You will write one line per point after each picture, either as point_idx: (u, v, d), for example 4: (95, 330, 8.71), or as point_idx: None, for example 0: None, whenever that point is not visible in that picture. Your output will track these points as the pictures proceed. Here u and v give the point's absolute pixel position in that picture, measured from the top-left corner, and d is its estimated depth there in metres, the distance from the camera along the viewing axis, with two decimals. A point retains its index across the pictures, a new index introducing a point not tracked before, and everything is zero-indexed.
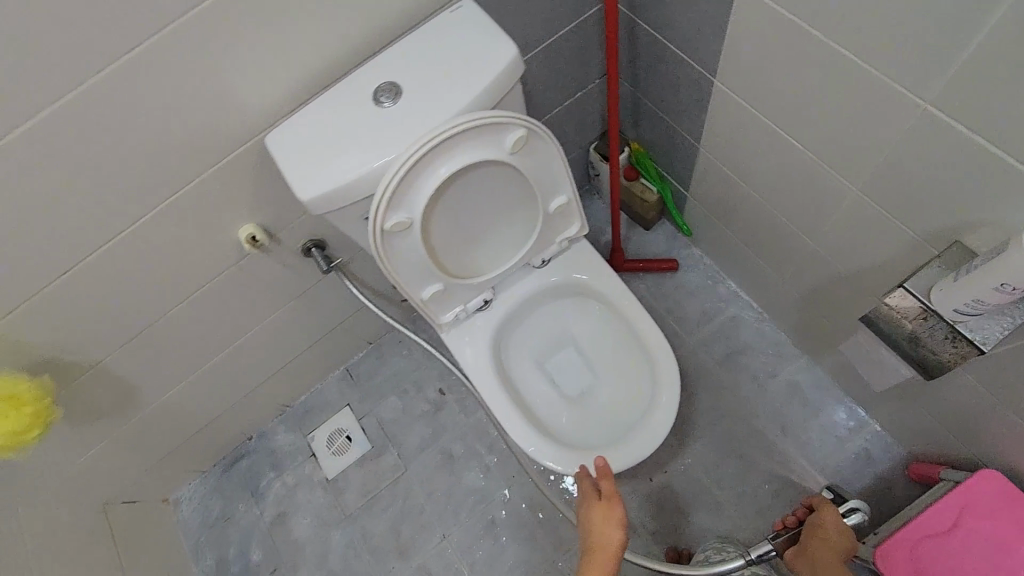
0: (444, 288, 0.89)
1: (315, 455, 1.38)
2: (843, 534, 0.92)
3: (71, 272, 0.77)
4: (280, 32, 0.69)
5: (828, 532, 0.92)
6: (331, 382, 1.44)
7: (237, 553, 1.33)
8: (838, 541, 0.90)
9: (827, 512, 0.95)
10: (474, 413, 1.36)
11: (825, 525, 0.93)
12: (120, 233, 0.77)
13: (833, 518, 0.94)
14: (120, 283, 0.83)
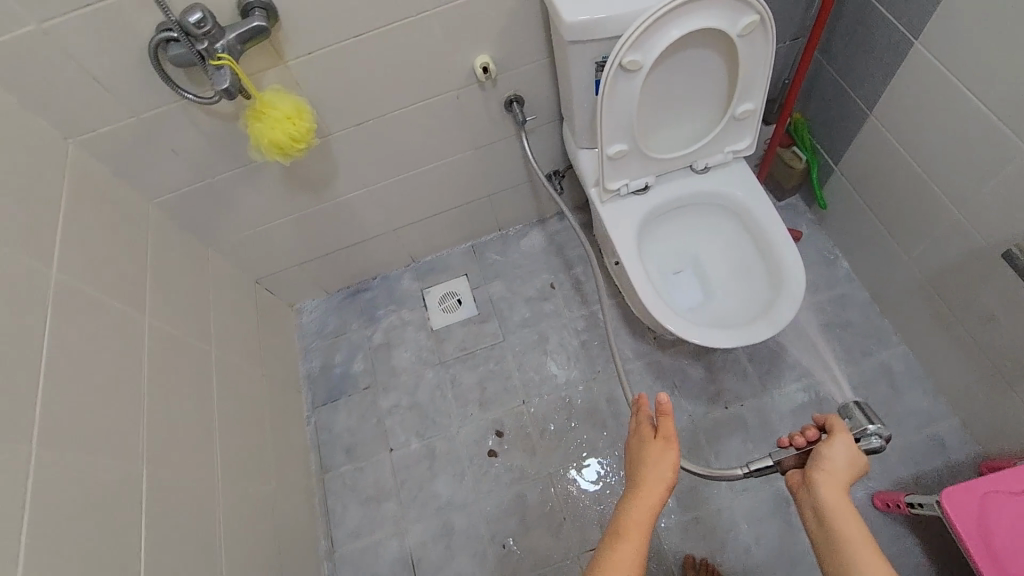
0: (628, 150, 1.05)
1: (427, 306, 1.56)
2: (851, 465, 0.77)
3: (360, 39, 0.96)
4: None
5: (835, 463, 0.77)
6: (457, 252, 1.62)
7: (341, 364, 1.52)
8: (846, 473, 0.77)
9: (845, 441, 0.79)
10: (577, 311, 1.49)
11: (838, 459, 0.77)
12: (405, 20, 0.96)
13: (848, 448, 0.78)
14: (382, 69, 1.03)
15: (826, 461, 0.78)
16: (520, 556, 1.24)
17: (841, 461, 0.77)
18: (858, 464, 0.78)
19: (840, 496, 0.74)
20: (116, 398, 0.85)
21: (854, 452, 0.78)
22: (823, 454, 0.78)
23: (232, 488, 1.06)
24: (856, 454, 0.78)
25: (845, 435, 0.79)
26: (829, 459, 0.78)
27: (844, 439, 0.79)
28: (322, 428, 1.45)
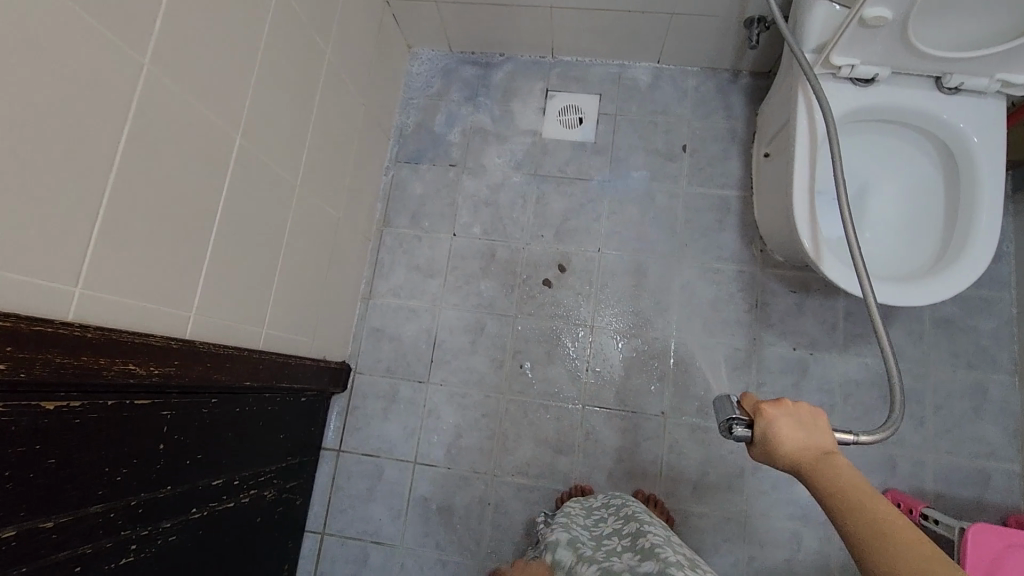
0: (889, 22, 0.83)
1: (545, 110, 1.41)
2: (798, 427, 0.65)
3: None
4: None
5: (783, 438, 0.65)
6: (601, 67, 1.42)
7: (436, 131, 1.43)
8: (805, 428, 0.66)
9: (766, 414, 0.67)
10: (695, 187, 1.33)
11: (784, 436, 0.65)
12: None
13: (784, 417, 0.66)
14: None
15: (772, 444, 0.66)
16: (532, 382, 1.27)
17: (789, 428, 0.65)
18: (802, 415, 0.66)
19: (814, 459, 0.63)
20: (233, 54, 0.78)
21: (786, 412, 0.66)
22: (768, 447, 0.66)
23: (305, 199, 1.04)
24: (786, 413, 0.66)
25: (764, 414, 0.67)
26: (773, 442, 0.66)
27: (766, 415, 0.67)
28: (396, 184, 1.41)
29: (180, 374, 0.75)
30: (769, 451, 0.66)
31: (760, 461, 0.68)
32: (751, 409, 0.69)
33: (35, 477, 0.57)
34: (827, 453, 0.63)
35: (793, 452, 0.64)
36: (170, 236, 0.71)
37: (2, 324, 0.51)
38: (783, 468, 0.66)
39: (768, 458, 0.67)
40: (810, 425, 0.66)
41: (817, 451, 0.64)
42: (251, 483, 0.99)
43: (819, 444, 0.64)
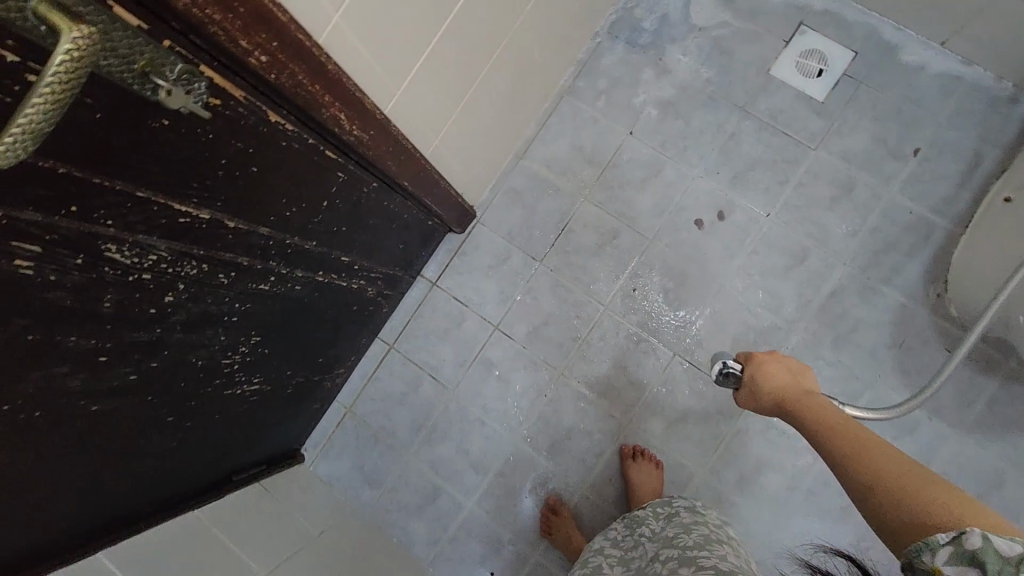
0: None
1: (788, 43, 1.23)
2: (783, 370, 0.78)
3: None
4: None
5: (770, 378, 0.78)
6: (877, 20, 1.21)
7: (663, 15, 1.28)
8: (791, 373, 0.78)
9: (757, 360, 0.81)
10: (906, 198, 1.18)
11: (770, 377, 0.78)
12: None
13: (769, 362, 0.80)
14: None
15: (757, 383, 0.79)
16: (636, 308, 1.24)
17: (777, 370, 0.78)
18: (787, 363, 0.79)
19: (792, 392, 0.75)
20: None
21: (771, 359, 0.80)
22: (759, 387, 0.78)
23: (524, 29, 0.97)
24: (772, 360, 0.79)
25: (756, 360, 0.81)
26: (757, 381, 0.79)
27: (755, 362, 0.80)
28: (597, 55, 1.30)
29: (368, 145, 0.75)
30: (756, 386, 0.79)
31: (750, 401, 0.80)
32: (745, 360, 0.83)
33: (238, 176, 0.59)
34: (806, 391, 0.75)
35: (777, 387, 0.77)
36: (421, 6, 0.67)
37: (280, 17, 0.50)
38: (770, 405, 0.78)
39: (758, 397, 0.79)
40: (792, 371, 0.78)
41: (799, 389, 0.75)
42: (363, 274, 1.03)
43: (801, 385, 0.76)
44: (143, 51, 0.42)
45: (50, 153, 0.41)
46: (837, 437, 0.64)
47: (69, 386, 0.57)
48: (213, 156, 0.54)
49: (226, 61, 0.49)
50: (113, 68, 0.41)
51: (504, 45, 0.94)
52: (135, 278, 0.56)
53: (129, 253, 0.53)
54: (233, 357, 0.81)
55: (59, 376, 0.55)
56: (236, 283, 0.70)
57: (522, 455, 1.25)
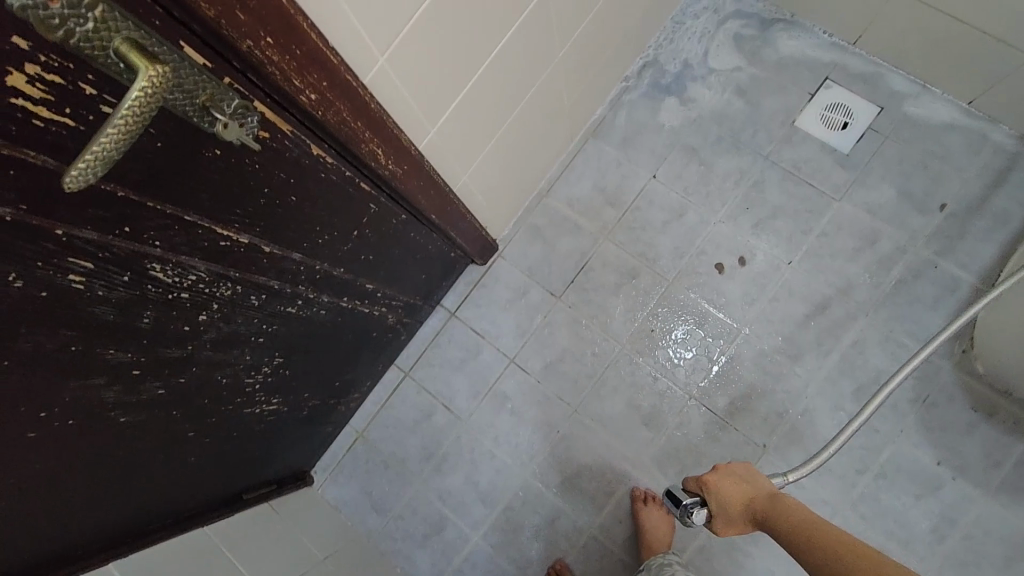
0: None
1: (814, 96, 1.26)
2: (735, 486, 0.81)
3: None
4: None
5: (730, 499, 0.81)
6: (903, 79, 1.23)
7: (691, 65, 1.32)
8: (745, 484, 0.82)
9: (709, 485, 0.83)
10: (931, 252, 1.17)
11: (728, 500, 0.81)
12: None
13: (721, 484, 0.82)
14: None
15: (722, 511, 0.81)
16: (653, 350, 1.24)
17: (731, 488, 0.81)
18: (733, 474, 0.83)
19: (760, 504, 0.79)
20: None
21: (721, 477, 0.83)
22: (727, 513, 0.81)
23: (557, 73, 1.01)
24: (721, 479, 0.82)
25: (709, 486, 0.83)
26: (723, 511, 0.81)
27: (710, 487, 0.83)
28: (623, 100, 1.33)
29: (401, 179, 0.78)
30: (725, 513, 0.81)
31: (725, 526, 0.82)
32: (696, 485, 0.85)
33: (278, 205, 0.62)
34: (765, 495, 0.79)
35: (743, 504, 0.80)
36: (461, 49, 0.71)
37: (331, 59, 0.53)
38: (743, 523, 0.81)
39: (730, 522, 0.81)
40: (742, 479, 0.82)
41: (761, 498, 0.79)
42: (386, 301, 1.05)
43: (760, 490, 0.81)
44: (206, 88, 0.45)
45: (113, 177, 0.44)
46: (827, 556, 0.68)
47: (102, 397, 0.59)
48: (257, 185, 0.57)
49: (279, 98, 0.53)
50: (179, 102, 0.44)
51: (537, 87, 0.97)
52: (174, 297, 0.58)
53: (170, 273, 0.56)
54: (255, 376, 0.82)
55: (94, 387, 0.57)
56: (265, 305, 0.73)
57: (531, 491, 1.24)
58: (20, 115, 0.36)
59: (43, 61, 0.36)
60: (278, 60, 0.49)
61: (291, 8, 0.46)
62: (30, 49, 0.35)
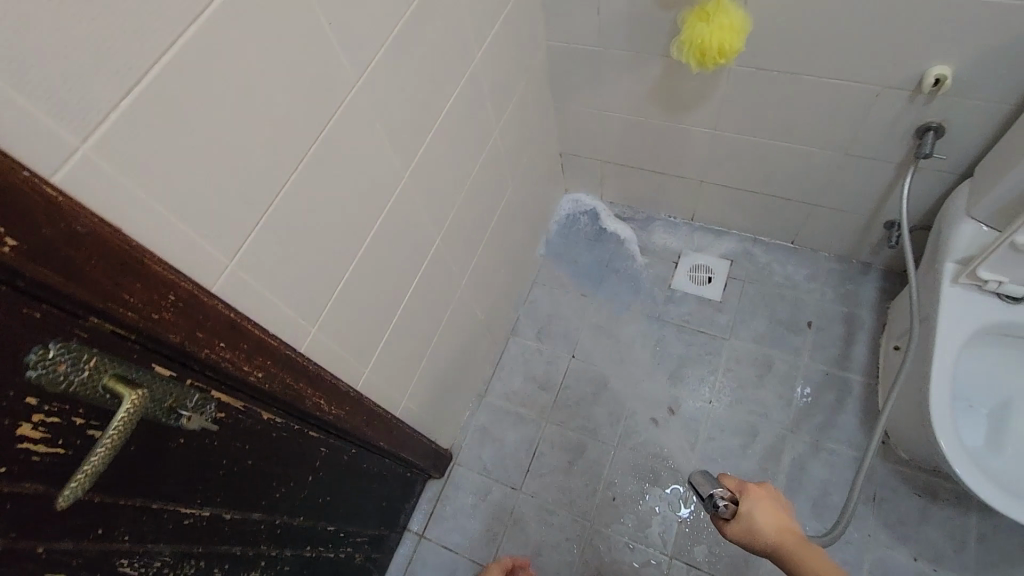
0: None
1: (677, 264, 1.53)
2: (776, 512, 0.76)
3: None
4: None
5: (769, 518, 0.75)
6: (738, 236, 1.53)
7: (574, 261, 1.59)
8: (786, 512, 0.76)
9: (749, 494, 0.77)
10: (818, 363, 1.35)
11: (763, 517, 0.75)
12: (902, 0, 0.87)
13: (762, 500, 0.76)
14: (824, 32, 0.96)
15: (754, 521, 0.75)
16: (621, 516, 1.27)
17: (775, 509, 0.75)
18: (776, 501, 0.77)
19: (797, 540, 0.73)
20: (448, 181, 1.00)
21: (764, 495, 0.77)
22: (755, 525, 0.75)
23: (464, 298, 1.21)
24: (766, 498, 0.76)
25: (748, 494, 0.77)
26: (751, 519, 0.76)
27: (749, 496, 0.77)
28: (529, 301, 1.55)
29: (345, 419, 0.87)
30: (754, 524, 0.75)
31: (737, 535, 0.77)
32: (734, 487, 0.79)
33: (235, 471, 0.69)
34: (802, 537, 0.74)
35: (778, 530, 0.74)
36: (374, 308, 0.88)
37: (273, 343, 0.67)
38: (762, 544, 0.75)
39: (747, 536, 0.76)
40: (782, 510, 0.76)
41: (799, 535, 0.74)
42: (349, 540, 1.05)
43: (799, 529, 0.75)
44: (172, 392, 0.57)
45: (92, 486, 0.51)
46: None
47: None
48: (216, 458, 0.65)
49: (232, 384, 0.64)
50: (151, 409, 0.54)
51: (449, 314, 1.16)
52: None
53: (137, 563, 0.60)
54: None
55: None
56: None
57: None
58: (23, 455, 0.45)
59: (46, 408, 0.46)
60: (231, 357, 0.61)
61: (239, 318, 0.60)
62: (37, 402, 0.45)
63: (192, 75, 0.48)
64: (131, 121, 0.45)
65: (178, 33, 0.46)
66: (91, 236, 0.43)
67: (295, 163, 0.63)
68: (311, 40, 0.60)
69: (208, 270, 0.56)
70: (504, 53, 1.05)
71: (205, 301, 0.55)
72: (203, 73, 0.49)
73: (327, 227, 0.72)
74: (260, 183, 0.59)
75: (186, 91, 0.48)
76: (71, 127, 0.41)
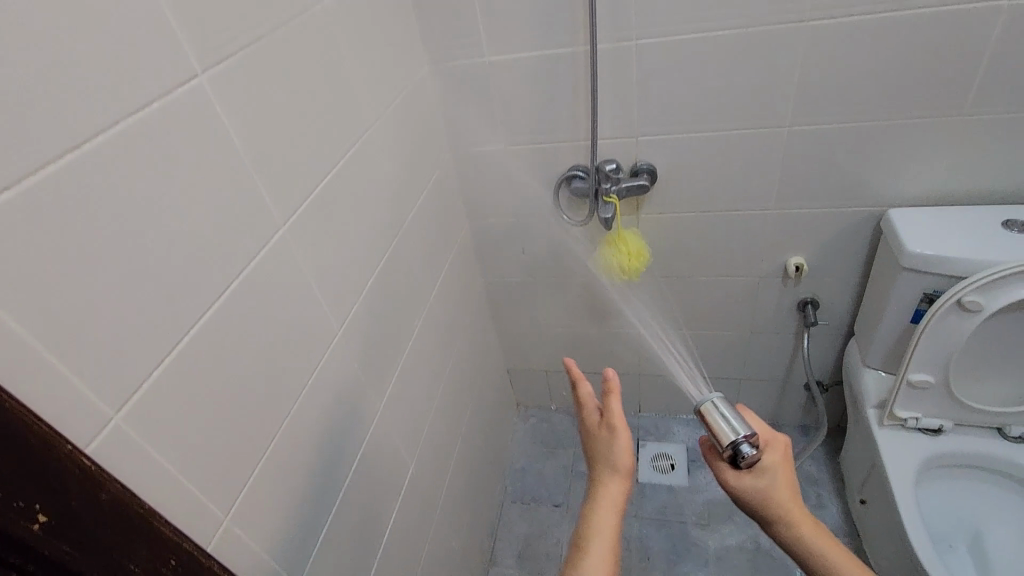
0: (934, 384, 1.02)
1: (638, 457, 1.57)
2: (790, 474, 0.69)
3: (701, 224, 1.18)
4: (953, 177, 0.99)
5: (780, 482, 0.68)
6: (685, 421, 1.63)
7: (541, 474, 1.58)
8: (790, 475, 0.69)
9: (772, 449, 0.69)
10: None
11: (776, 479, 0.68)
12: (746, 222, 1.15)
13: (781, 459, 0.69)
14: (698, 249, 1.22)
15: (770, 484, 0.67)
16: None
17: (785, 479, 0.68)
18: (789, 457, 0.70)
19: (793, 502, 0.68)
20: (416, 409, 1.05)
21: (784, 452, 0.69)
22: (763, 483, 0.68)
23: (439, 528, 1.15)
24: (785, 456, 0.69)
25: (768, 449, 0.69)
26: (768, 478, 0.68)
27: (771, 451, 0.69)
28: (502, 524, 1.49)
29: None
30: (768, 485, 0.68)
31: (736, 481, 0.69)
32: (763, 437, 0.70)
33: None
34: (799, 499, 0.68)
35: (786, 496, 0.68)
36: (355, 552, 0.83)
37: None
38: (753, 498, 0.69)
39: (747, 489, 0.68)
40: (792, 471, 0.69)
41: (798, 498, 0.68)
42: None
43: (795, 491, 0.68)
44: None
45: None
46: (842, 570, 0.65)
47: None
48: None
49: None
50: None
51: (427, 549, 1.09)
52: None
53: None
54: None
55: None
56: None
57: None
58: None
59: None
60: None
61: None
62: None
63: (210, 344, 0.56)
64: (158, 388, 0.50)
65: (202, 312, 0.55)
66: (114, 503, 0.44)
67: (287, 408, 0.68)
68: (302, 300, 0.70)
69: (203, 527, 0.55)
70: (451, 294, 1.22)
71: (202, 563, 0.53)
72: (219, 339, 0.57)
73: (310, 469, 0.73)
74: (255, 433, 0.63)
75: (203, 359, 0.55)
76: (108, 398, 0.45)
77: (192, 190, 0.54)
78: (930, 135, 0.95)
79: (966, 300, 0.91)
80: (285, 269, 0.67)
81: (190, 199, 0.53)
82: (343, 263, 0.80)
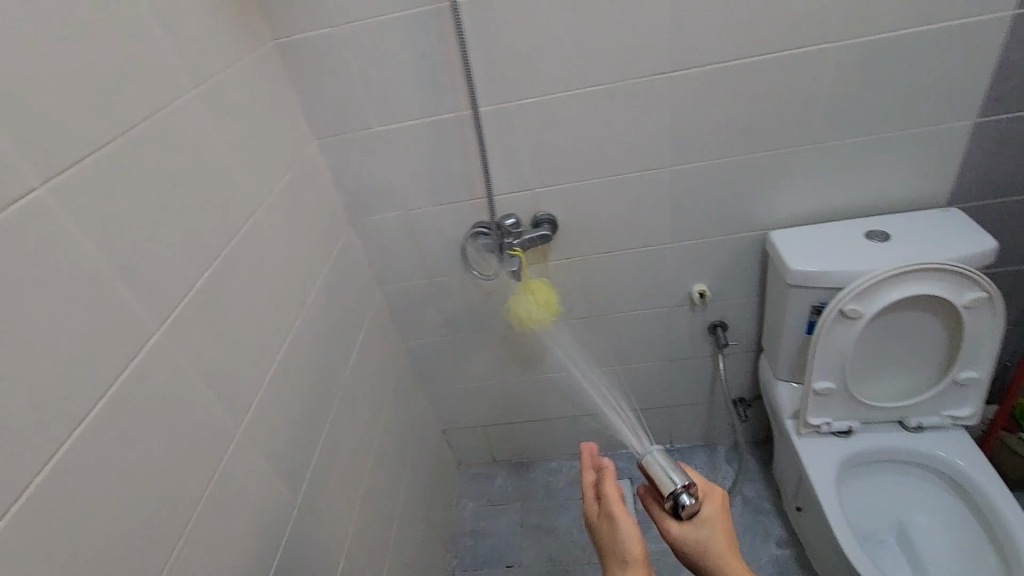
0: (836, 389, 1.09)
1: (585, 499, 1.56)
2: (730, 529, 0.65)
3: (607, 264, 1.22)
4: (818, 197, 1.09)
5: (718, 536, 0.64)
6: (625, 454, 1.64)
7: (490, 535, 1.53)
8: (730, 531, 0.65)
9: (710, 500, 0.66)
10: (747, 552, 1.37)
11: (713, 533, 0.64)
12: (648, 257, 1.20)
13: (720, 512, 0.66)
14: (608, 287, 1.26)
15: (706, 539, 0.64)
16: None
17: (725, 534, 0.64)
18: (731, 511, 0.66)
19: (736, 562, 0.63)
20: (341, 495, 0.99)
21: (723, 505, 0.66)
22: (701, 533, 0.64)
23: None
24: (726, 508, 0.66)
25: (708, 500, 0.66)
26: (706, 528, 0.64)
27: (709, 503, 0.66)
28: None
29: None
30: (703, 538, 0.64)
31: (674, 530, 0.66)
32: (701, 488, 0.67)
33: None
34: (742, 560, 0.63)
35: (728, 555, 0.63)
36: None
37: None
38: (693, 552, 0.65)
39: (686, 540, 0.65)
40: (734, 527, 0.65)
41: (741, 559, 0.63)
42: None
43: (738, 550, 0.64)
44: None
45: None
46: None
47: None
48: None
49: None
50: None
51: None
52: None
53: None
54: None
55: None
56: None
57: None
58: None
59: None
60: None
61: None
62: None
63: (75, 478, 0.49)
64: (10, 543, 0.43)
65: (63, 441, 0.49)
66: None
67: (180, 530, 0.61)
68: (188, 406, 0.65)
69: None
70: (368, 365, 1.18)
71: None
72: (87, 470, 0.51)
73: None
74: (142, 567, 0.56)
75: (68, 497, 0.49)
76: None
77: (37, 311, 0.49)
78: (792, 162, 1.04)
79: (848, 309, 0.99)
80: (164, 377, 0.62)
81: (36, 321, 0.48)
82: (236, 357, 0.75)
